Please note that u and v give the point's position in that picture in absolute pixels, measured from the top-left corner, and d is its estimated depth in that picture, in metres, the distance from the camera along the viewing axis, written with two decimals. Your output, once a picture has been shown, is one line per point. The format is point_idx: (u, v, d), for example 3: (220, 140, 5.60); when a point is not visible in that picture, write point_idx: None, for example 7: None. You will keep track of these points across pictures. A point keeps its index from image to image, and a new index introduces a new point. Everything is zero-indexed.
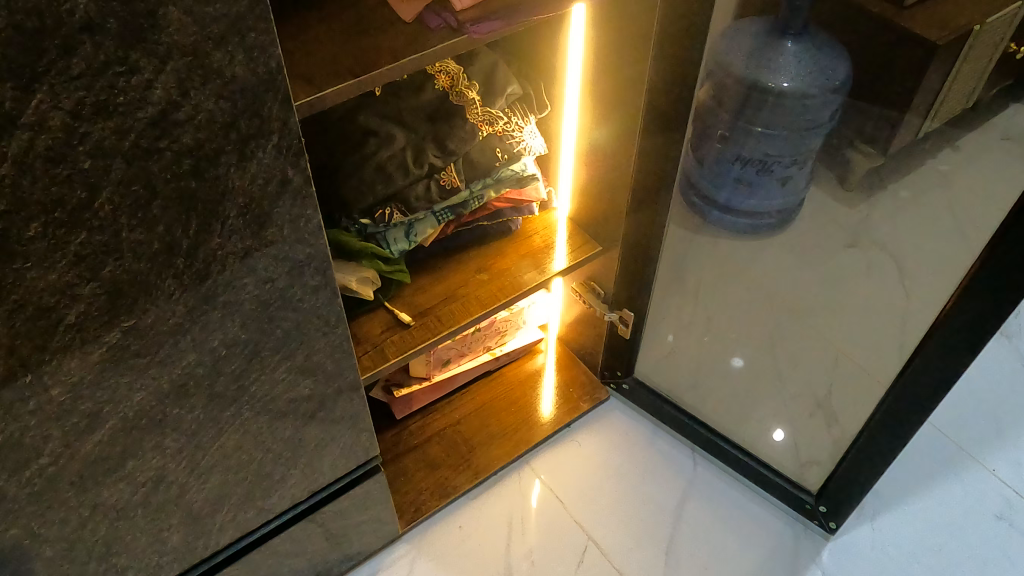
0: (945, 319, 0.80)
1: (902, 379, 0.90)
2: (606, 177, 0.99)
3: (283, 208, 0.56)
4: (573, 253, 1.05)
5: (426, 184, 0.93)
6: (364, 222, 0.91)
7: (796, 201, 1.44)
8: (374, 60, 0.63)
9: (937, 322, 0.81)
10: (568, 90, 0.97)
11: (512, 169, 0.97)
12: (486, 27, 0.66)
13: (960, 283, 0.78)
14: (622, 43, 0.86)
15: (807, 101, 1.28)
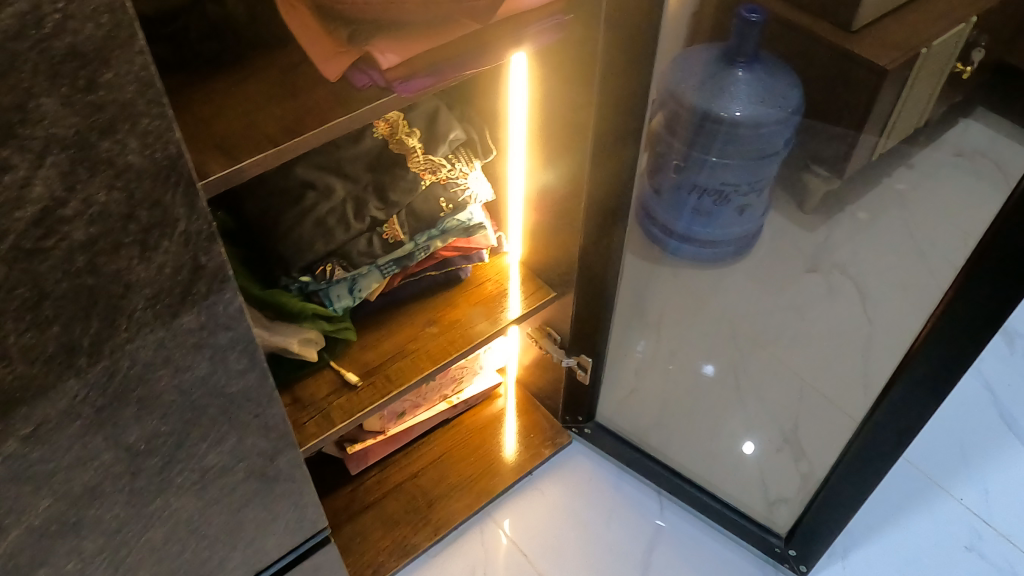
0: (905, 371, 0.77)
1: (865, 429, 0.87)
2: (556, 223, 0.96)
3: (197, 293, 0.52)
4: (527, 300, 1.01)
5: (368, 239, 0.88)
6: (304, 280, 0.86)
7: (756, 228, 1.43)
8: (299, 124, 0.60)
9: (899, 369, 0.79)
10: (513, 134, 0.93)
11: (458, 220, 0.92)
12: (416, 85, 0.62)
13: (921, 331, 0.75)
14: (564, 90, 0.82)
15: (761, 130, 1.27)
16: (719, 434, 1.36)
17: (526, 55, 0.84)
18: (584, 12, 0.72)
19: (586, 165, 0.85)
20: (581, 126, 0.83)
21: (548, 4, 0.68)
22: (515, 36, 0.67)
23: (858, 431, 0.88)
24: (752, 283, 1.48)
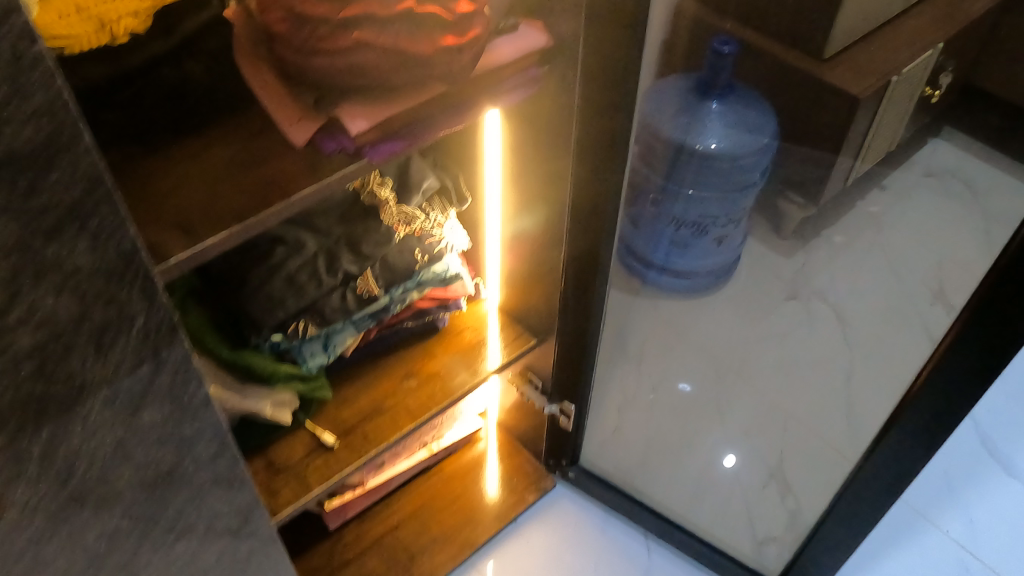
0: (898, 422, 0.76)
1: (856, 479, 0.85)
2: (534, 272, 0.93)
3: (159, 387, 0.49)
4: (507, 349, 0.98)
5: (341, 294, 0.85)
6: (276, 338, 0.84)
7: (733, 257, 1.42)
8: (265, 196, 0.57)
9: (892, 419, 0.77)
10: (488, 186, 0.91)
11: (434, 271, 0.89)
12: (386, 150, 0.60)
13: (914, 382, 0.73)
14: (542, 146, 0.79)
15: (738, 161, 1.27)
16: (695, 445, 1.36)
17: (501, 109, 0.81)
18: (561, 65, 0.69)
19: (563, 219, 0.83)
20: (555, 181, 0.80)
21: (522, 60, 0.66)
22: (488, 95, 0.65)
23: (848, 481, 0.86)
24: (733, 310, 1.45)
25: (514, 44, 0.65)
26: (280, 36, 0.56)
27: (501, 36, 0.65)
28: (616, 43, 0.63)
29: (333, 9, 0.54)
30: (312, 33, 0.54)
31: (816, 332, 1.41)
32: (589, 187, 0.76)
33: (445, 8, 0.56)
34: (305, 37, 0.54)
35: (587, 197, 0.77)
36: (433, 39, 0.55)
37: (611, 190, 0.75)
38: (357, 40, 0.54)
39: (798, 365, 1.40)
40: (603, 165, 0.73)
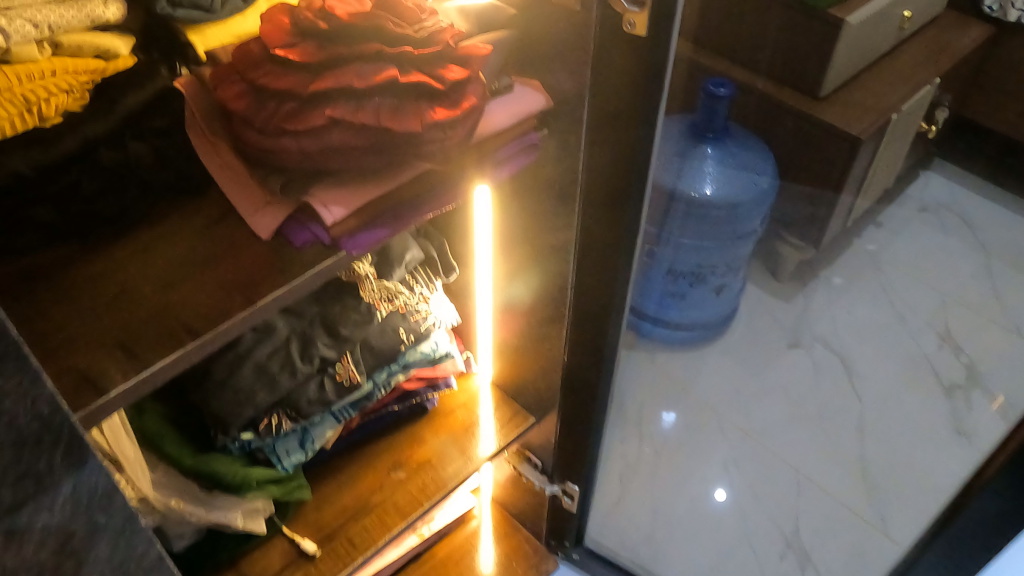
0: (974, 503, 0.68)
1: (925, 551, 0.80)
2: (531, 348, 0.85)
3: (96, 556, 0.40)
4: (501, 431, 0.89)
5: (319, 382, 0.76)
6: (246, 437, 0.74)
7: (727, 309, 1.36)
8: (227, 304, 0.49)
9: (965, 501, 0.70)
10: (478, 256, 0.81)
11: (420, 351, 0.81)
12: (365, 239, 0.51)
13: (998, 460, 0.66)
14: (541, 219, 0.71)
15: (738, 209, 1.20)
16: (692, 488, 1.21)
17: (491, 189, 0.72)
18: (562, 129, 0.61)
19: (564, 295, 0.75)
20: (556, 256, 0.73)
21: (518, 124, 0.58)
22: (477, 166, 0.56)
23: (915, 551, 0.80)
24: (733, 362, 1.35)
25: (507, 108, 0.57)
26: (238, 116, 0.47)
27: (495, 98, 0.57)
28: (626, 109, 0.55)
29: (300, 80, 0.46)
30: (275, 110, 0.46)
31: (823, 382, 1.33)
32: (594, 262, 0.67)
33: (434, 76, 0.47)
34: (268, 115, 0.46)
35: (591, 273, 0.69)
36: (423, 113, 0.46)
37: (620, 267, 0.67)
38: (329, 117, 0.45)
39: (805, 417, 1.29)
40: (611, 240, 0.65)
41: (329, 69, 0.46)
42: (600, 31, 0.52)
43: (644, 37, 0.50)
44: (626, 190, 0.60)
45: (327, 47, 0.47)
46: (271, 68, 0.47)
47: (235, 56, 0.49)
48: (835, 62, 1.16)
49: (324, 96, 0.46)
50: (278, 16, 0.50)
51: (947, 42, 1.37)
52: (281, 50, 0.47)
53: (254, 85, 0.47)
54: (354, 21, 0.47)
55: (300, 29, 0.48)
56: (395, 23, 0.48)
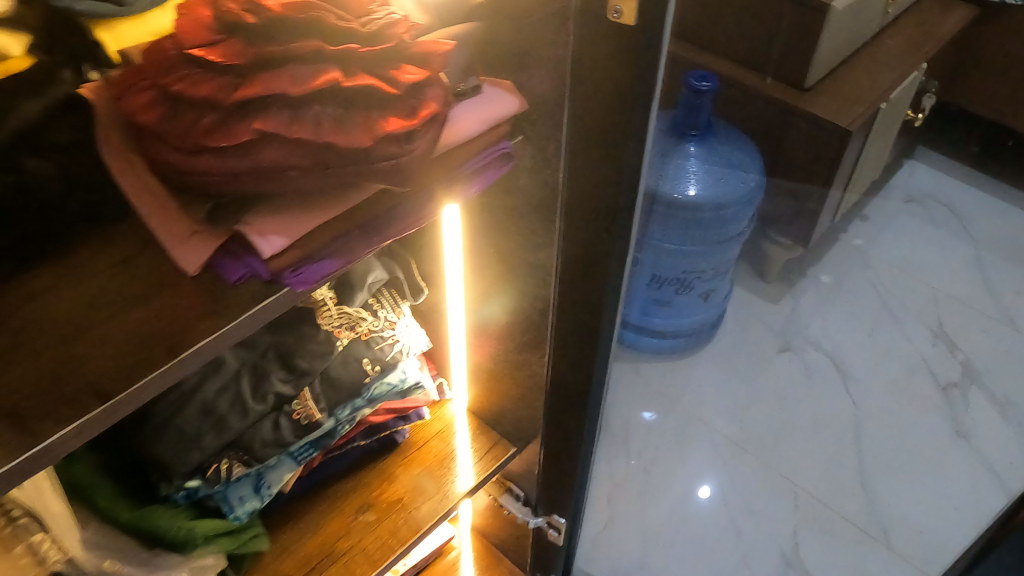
0: None
1: None
2: (510, 375, 0.77)
3: None
4: (480, 463, 0.81)
5: (274, 421, 0.68)
6: (192, 485, 0.65)
7: (715, 314, 1.30)
8: (144, 357, 0.40)
9: None
10: (449, 279, 0.73)
11: (387, 383, 0.73)
12: (312, 273, 0.43)
13: None
14: (517, 237, 0.63)
15: (723, 212, 1.14)
16: (685, 506, 1.14)
17: (460, 205, 0.64)
18: (539, 136, 0.54)
19: (545, 318, 0.67)
20: (535, 277, 0.65)
21: (490, 130, 0.50)
22: (444, 183, 0.49)
23: None
24: (722, 368, 1.29)
25: (474, 113, 0.48)
26: (149, 131, 0.39)
27: (461, 101, 0.49)
28: (612, 113, 0.47)
29: (224, 86, 0.38)
30: (193, 124, 0.38)
31: (815, 386, 1.28)
32: (577, 283, 0.60)
33: (386, 78, 0.39)
34: (185, 130, 0.38)
35: (575, 295, 0.61)
36: (372, 126, 0.38)
37: (607, 290, 0.59)
38: (259, 132, 0.37)
39: (798, 425, 1.23)
40: (596, 259, 0.57)
41: (259, 72, 0.38)
42: (581, 19, 0.44)
43: (633, 25, 0.43)
44: (614, 203, 0.53)
45: (256, 46, 0.38)
46: (188, 73, 0.39)
47: (146, 58, 0.41)
48: (822, 51, 1.09)
49: (253, 105, 0.37)
50: (197, 9, 0.41)
51: (933, 24, 1.29)
52: (200, 49, 0.39)
53: (167, 93, 0.39)
54: (287, 13, 0.39)
55: (224, 24, 0.40)
56: (337, 17, 0.40)
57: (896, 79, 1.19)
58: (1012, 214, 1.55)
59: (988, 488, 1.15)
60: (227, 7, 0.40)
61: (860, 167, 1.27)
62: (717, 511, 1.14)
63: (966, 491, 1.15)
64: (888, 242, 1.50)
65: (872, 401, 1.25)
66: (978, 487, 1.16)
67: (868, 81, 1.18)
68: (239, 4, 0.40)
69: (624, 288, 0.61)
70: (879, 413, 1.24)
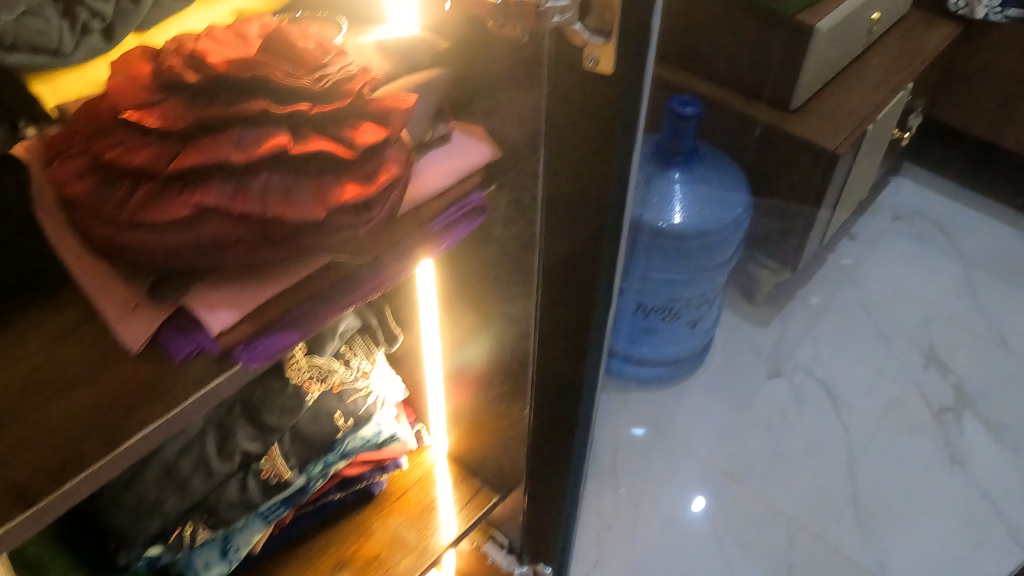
0: None
1: None
2: (491, 425, 0.74)
3: None
4: (463, 512, 0.78)
5: (241, 481, 0.64)
6: (154, 552, 0.60)
7: (702, 341, 1.27)
8: (79, 450, 0.37)
9: None
10: (426, 332, 0.70)
11: (361, 437, 0.70)
12: (265, 348, 0.40)
13: None
14: (495, 290, 0.60)
15: (711, 239, 1.10)
16: (676, 542, 1.11)
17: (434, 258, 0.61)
18: (513, 186, 0.50)
19: (525, 369, 0.64)
20: (514, 328, 0.62)
21: (460, 182, 0.47)
22: (410, 244, 0.45)
23: None
24: (712, 397, 1.27)
25: (446, 162, 0.46)
26: (79, 203, 0.35)
27: (428, 152, 0.46)
28: (589, 167, 0.44)
29: (161, 154, 0.34)
30: (127, 196, 0.34)
31: (806, 414, 1.25)
32: (557, 338, 0.56)
33: (340, 140, 0.36)
34: (118, 203, 0.34)
35: (555, 349, 0.58)
36: (331, 189, 0.35)
37: (588, 345, 0.56)
38: (197, 207, 0.33)
39: (790, 455, 1.20)
40: (576, 314, 0.54)
41: (199, 138, 0.34)
42: (554, 67, 0.41)
43: (610, 75, 0.40)
44: (594, 257, 0.49)
45: (197, 107, 0.35)
46: (121, 137, 0.35)
47: (77, 118, 0.37)
48: (807, 71, 1.07)
49: (193, 176, 0.34)
50: (136, 65, 0.38)
51: (916, 43, 1.27)
52: (134, 112, 0.35)
53: (100, 160, 0.35)
54: (231, 71, 0.35)
55: (162, 81, 0.36)
56: (287, 74, 0.36)
57: (883, 98, 1.17)
58: (1000, 233, 1.53)
59: (984, 518, 1.13)
60: (166, 64, 0.36)
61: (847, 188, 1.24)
62: (709, 547, 1.10)
63: (961, 521, 1.12)
64: (876, 261, 1.48)
65: (864, 428, 1.23)
66: (974, 517, 1.13)
67: (855, 100, 1.16)
68: (178, 57, 0.37)
69: (606, 341, 0.58)
70: (871, 440, 1.21)
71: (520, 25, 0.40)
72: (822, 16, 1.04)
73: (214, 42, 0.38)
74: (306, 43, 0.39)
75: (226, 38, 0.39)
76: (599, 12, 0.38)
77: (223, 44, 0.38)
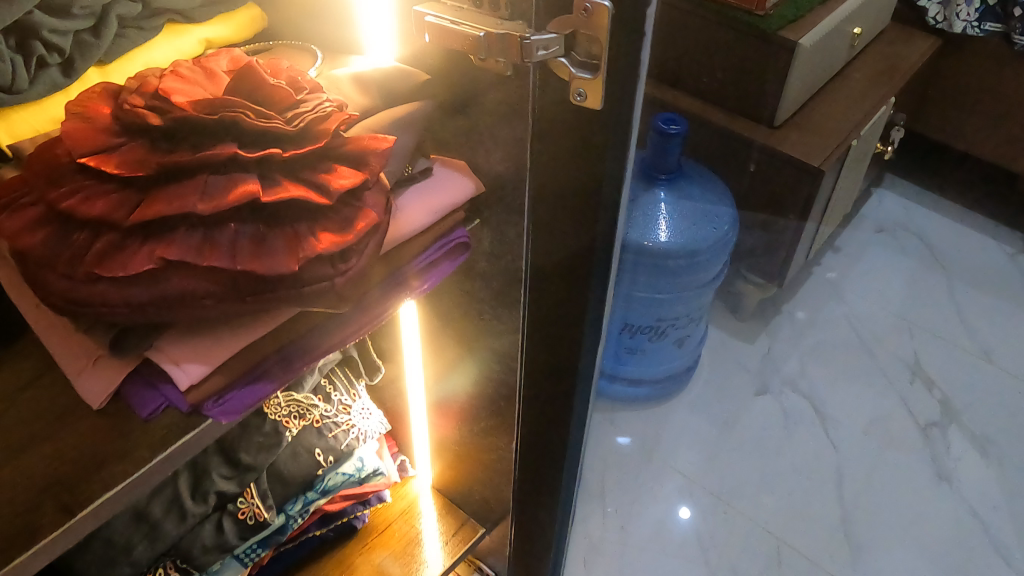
0: None
1: None
2: (477, 457, 0.72)
3: None
4: (449, 546, 0.75)
5: (216, 523, 0.61)
6: None
7: (687, 361, 1.27)
8: (35, 517, 0.34)
9: None
10: (410, 366, 0.68)
11: (342, 473, 0.67)
12: (238, 402, 0.37)
13: None
14: (482, 326, 0.59)
15: (697, 257, 1.09)
16: (665, 565, 1.09)
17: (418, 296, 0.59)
18: (499, 220, 0.49)
19: (511, 403, 0.62)
20: (500, 362, 0.60)
21: (442, 218, 0.45)
22: (393, 289, 0.43)
23: None
24: (699, 416, 1.25)
25: (424, 199, 0.44)
26: (32, 256, 0.33)
27: (409, 187, 0.44)
28: (577, 204, 0.43)
29: (122, 202, 0.32)
30: (85, 248, 0.32)
31: (793, 431, 1.24)
32: (544, 374, 0.55)
33: (315, 184, 0.34)
34: (75, 255, 0.32)
35: (543, 385, 0.55)
36: (301, 238, 0.33)
37: (578, 381, 0.54)
38: (161, 260, 0.31)
39: (779, 474, 1.18)
40: (564, 350, 0.52)
41: (163, 185, 0.33)
42: (540, 99, 0.40)
43: (597, 110, 0.38)
44: (583, 293, 0.47)
45: (160, 152, 0.33)
46: (79, 185, 0.33)
47: (32, 163, 0.35)
48: (791, 87, 1.06)
49: (156, 225, 0.32)
50: (96, 105, 0.37)
51: (896, 56, 1.26)
52: (92, 158, 0.34)
53: (54, 210, 0.33)
54: (197, 112, 0.34)
55: (124, 126, 0.35)
56: (257, 113, 0.35)
57: (866, 112, 1.16)
58: (983, 243, 1.52)
59: (974, 535, 1.12)
60: (127, 105, 0.35)
61: (833, 202, 1.24)
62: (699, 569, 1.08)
63: (951, 538, 1.11)
64: (861, 273, 1.47)
65: (852, 445, 1.22)
66: (963, 533, 1.12)
67: (839, 114, 1.15)
68: (142, 101, 0.36)
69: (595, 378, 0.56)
70: (860, 457, 1.20)
71: (504, 58, 0.38)
72: (804, 32, 1.02)
73: (178, 81, 0.37)
74: (277, 81, 0.37)
75: (193, 76, 0.37)
76: (586, 43, 0.36)
77: (188, 83, 0.37)
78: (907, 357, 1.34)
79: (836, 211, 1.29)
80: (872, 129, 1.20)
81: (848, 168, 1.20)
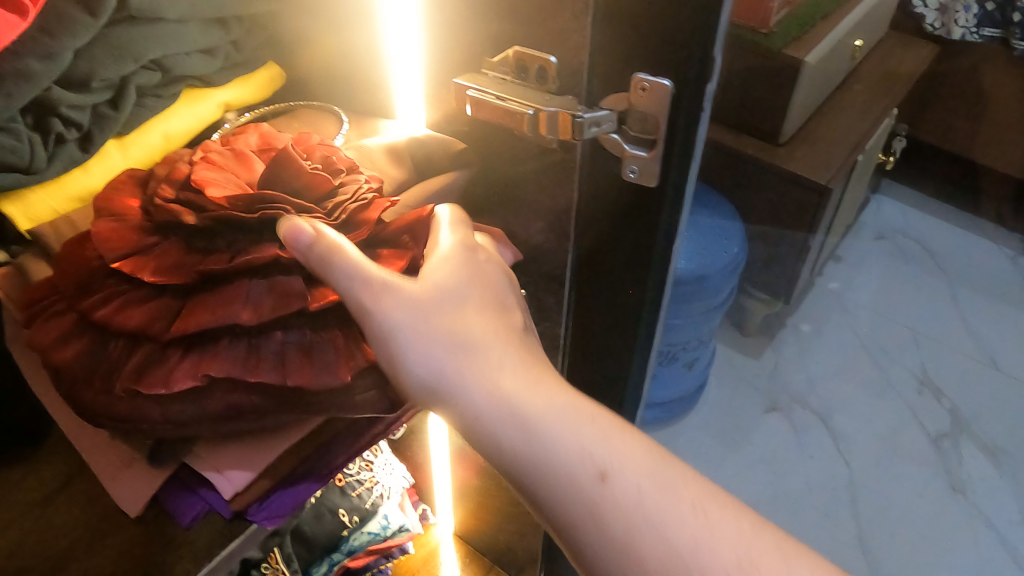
0: None
1: None
2: (502, 510, 0.70)
3: None
4: None
5: None
6: None
7: (695, 385, 1.22)
8: None
9: None
10: (434, 438, 0.65)
11: (367, 531, 0.66)
12: (279, 502, 0.36)
13: None
14: None
15: (709, 282, 1.07)
16: None
17: None
18: (535, 287, 0.48)
19: None
20: None
21: None
22: None
23: None
24: None
25: None
26: (65, 372, 0.32)
27: None
28: (624, 277, 0.43)
29: (159, 311, 0.32)
30: (123, 360, 0.32)
31: (806, 448, 1.22)
32: None
33: None
34: (111, 369, 0.32)
35: None
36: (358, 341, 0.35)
37: None
38: (206, 377, 0.31)
39: (793, 493, 1.17)
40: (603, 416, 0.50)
41: (204, 291, 0.33)
42: (588, 173, 0.39)
43: (651, 187, 0.37)
44: (634, 326, 0.45)
45: (200, 254, 0.33)
46: (111, 290, 0.33)
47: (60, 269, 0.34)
48: (796, 106, 1.04)
49: (197, 335, 0.32)
50: (123, 197, 0.36)
51: (894, 64, 1.23)
52: (125, 262, 0.33)
53: (86, 319, 0.33)
54: (237, 209, 0.33)
55: (158, 223, 0.34)
56: (297, 209, 0.34)
57: (871, 125, 1.14)
58: (981, 247, 1.52)
59: (992, 550, 1.11)
60: (160, 203, 0.34)
61: (838, 214, 1.22)
62: None
63: (969, 554, 1.10)
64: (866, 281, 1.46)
65: (864, 461, 1.21)
66: (977, 547, 1.11)
67: (845, 127, 1.13)
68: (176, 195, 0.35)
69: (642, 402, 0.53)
70: (872, 472, 1.19)
71: (551, 135, 0.37)
72: (808, 50, 1.00)
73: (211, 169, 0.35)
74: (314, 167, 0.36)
75: (224, 162, 0.36)
76: (639, 120, 0.35)
77: (221, 172, 0.35)
78: (914, 368, 1.33)
79: (841, 223, 1.28)
80: (876, 141, 1.19)
81: (853, 180, 1.19)
